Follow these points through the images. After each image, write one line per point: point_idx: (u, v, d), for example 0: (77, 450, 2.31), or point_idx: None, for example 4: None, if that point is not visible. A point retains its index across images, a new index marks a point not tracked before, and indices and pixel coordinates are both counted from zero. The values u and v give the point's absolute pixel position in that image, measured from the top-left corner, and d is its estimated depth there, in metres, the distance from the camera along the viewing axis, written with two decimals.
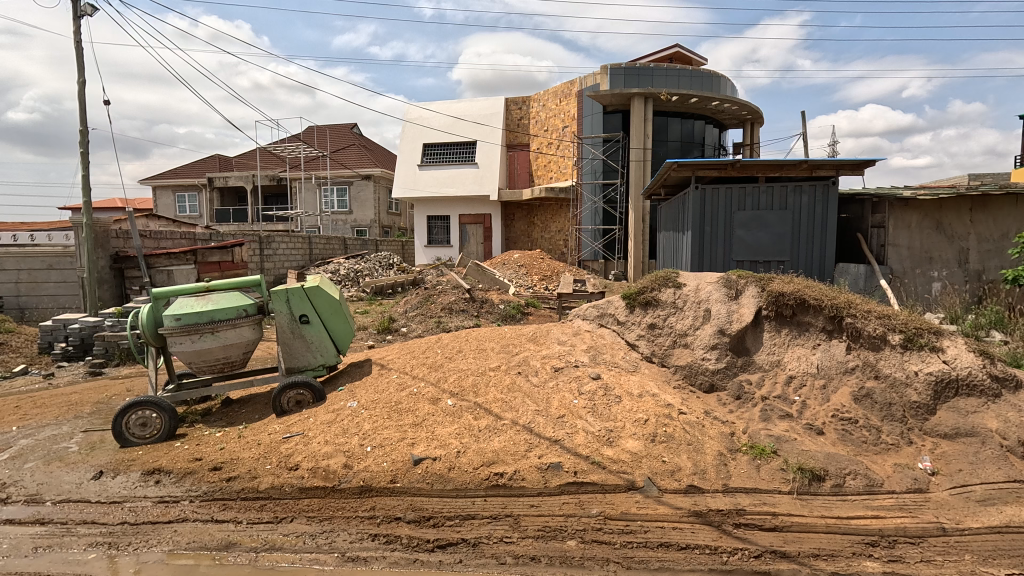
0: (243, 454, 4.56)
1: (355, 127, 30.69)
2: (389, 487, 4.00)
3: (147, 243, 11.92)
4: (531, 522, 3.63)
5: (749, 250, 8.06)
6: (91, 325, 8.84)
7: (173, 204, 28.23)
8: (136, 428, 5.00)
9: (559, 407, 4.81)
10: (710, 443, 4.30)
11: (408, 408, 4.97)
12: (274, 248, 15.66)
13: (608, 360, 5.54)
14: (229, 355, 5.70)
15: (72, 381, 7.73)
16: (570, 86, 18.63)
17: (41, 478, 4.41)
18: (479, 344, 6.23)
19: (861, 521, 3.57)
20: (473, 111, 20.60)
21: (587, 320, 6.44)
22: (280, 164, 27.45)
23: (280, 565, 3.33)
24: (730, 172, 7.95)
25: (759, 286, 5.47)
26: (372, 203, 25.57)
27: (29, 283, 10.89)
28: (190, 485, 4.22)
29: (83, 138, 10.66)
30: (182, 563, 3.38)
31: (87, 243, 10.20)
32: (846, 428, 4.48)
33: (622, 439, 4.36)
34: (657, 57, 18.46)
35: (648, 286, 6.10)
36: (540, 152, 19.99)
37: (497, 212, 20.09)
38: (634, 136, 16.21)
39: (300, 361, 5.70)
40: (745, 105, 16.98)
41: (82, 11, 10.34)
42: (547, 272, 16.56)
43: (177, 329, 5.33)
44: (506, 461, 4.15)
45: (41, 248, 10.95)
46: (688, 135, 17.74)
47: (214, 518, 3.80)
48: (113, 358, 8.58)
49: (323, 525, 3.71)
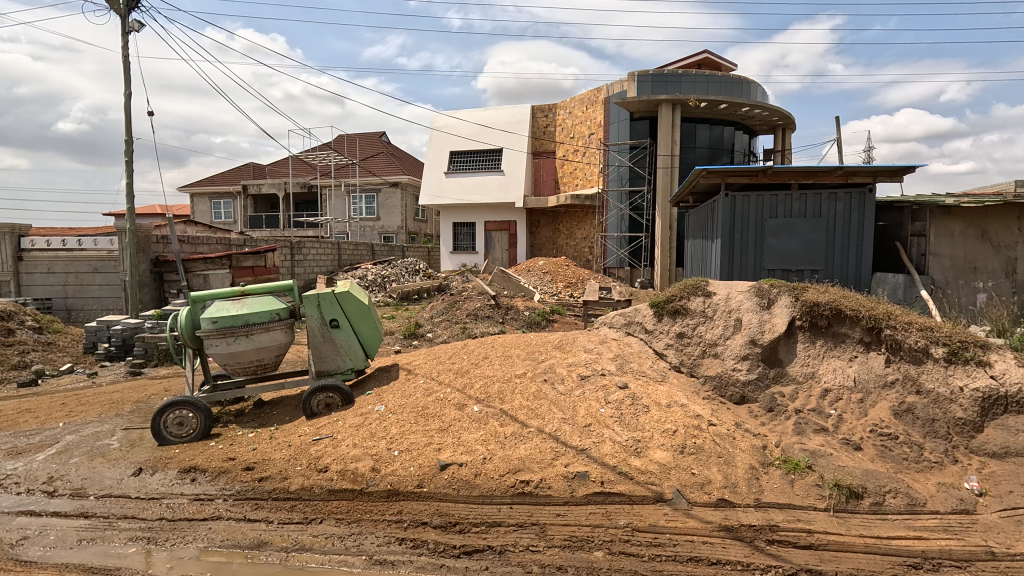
0: (274, 455, 4.67)
1: (383, 136, 31.29)
2: (416, 491, 4.03)
3: (185, 248, 12.36)
4: (557, 531, 3.60)
5: (780, 258, 7.88)
6: (132, 326, 9.19)
7: (209, 210, 29.25)
8: (174, 427, 5.17)
9: (586, 416, 4.76)
10: (742, 456, 4.21)
11: (434, 413, 5.01)
12: (305, 253, 16.05)
13: (635, 368, 5.47)
14: (261, 357, 5.84)
15: (114, 380, 8.07)
16: (597, 93, 18.62)
17: (85, 473, 4.60)
18: (505, 350, 6.25)
19: (903, 541, 3.43)
20: (500, 119, 20.80)
21: (614, 328, 6.40)
22: (310, 171, 28.10)
23: (310, 565, 3.38)
24: (761, 179, 7.78)
25: (792, 295, 5.36)
26: (399, 210, 26.01)
27: (75, 285, 11.43)
28: (224, 484, 4.34)
29: (128, 148, 11.18)
30: (214, 560, 3.47)
31: (129, 248, 10.65)
32: (885, 444, 4.32)
33: (650, 450, 4.29)
34: (685, 63, 18.33)
35: (677, 294, 6.02)
36: (565, 159, 20.02)
37: (522, 219, 20.16)
38: (662, 143, 16.07)
39: (330, 365, 5.81)
40: (777, 111, 16.67)
41: (131, 27, 10.84)
42: (572, 279, 16.49)
43: (213, 331, 5.49)
44: (532, 469, 4.13)
45: (87, 252, 11.49)
46: (717, 141, 17.48)
47: (247, 517, 3.90)
48: (152, 358, 8.91)
49: (351, 527, 3.75)
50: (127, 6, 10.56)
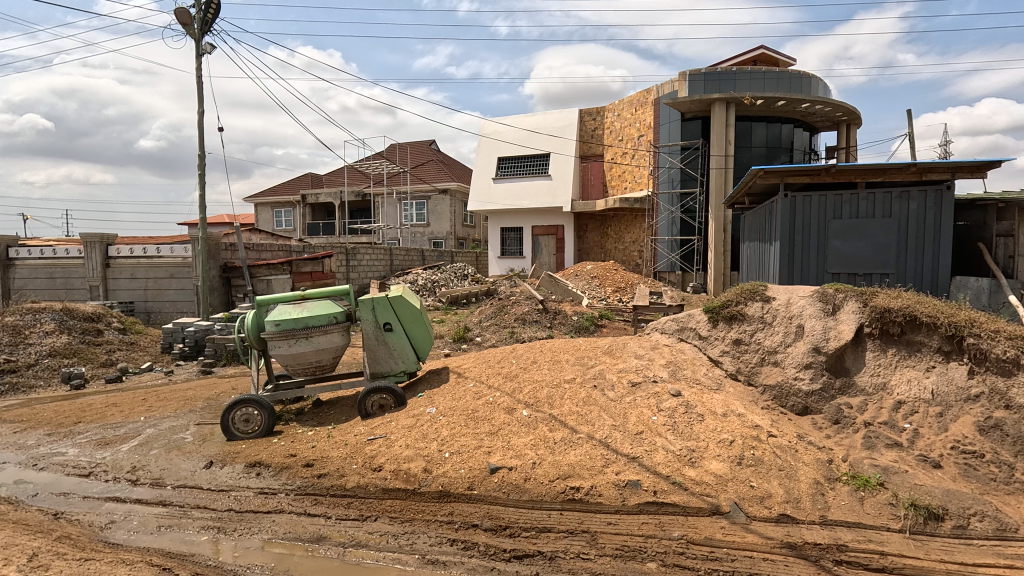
0: (332, 453, 4.86)
1: (433, 144, 32.04)
2: (467, 493, 4.08)
3: (250, 255, 13.12)
4: (609, 540, 3.54)
5: (846, 261, 7.44)
6: (203, 327, 9.84)
7: (271, 219, 30.89)
8: (241, 423, 5.48)
9: (637, 424, 4.66)
10: (805, 470, 3.99)
11: (484, 416, 5.06)
12: (359, 258, 16.65)
13: (689, 376, 5.31)
14: (320, 358, 6.10)
15: (188, 378, 8.65)
16: (647, 94, 18.31)
17: (163, 464, 4.96)
18: (554, 355, 6.22)
19: (992, 569, 3.14)
20: (547, 124, 20.83)
21: (666, 333, 6.24)
22: (364, 180, 29.16)
23: (365, 561, 3.48)
24: (824, 178, 7.39)
25: (860, 301, 5.05)
26: (448, 216, 26.53)
27: (154, 290, 12.36)
28: (286, 479, 4.55)
29: (201, 162, 12.00)
30: (277, 552, 3.64)
31: (201, 255, 11.42)
32: (969, 463, 3.98)
33: (705, 460, 4.15)
34: (740, 60, 17.72)
35: (733, 299, 5.80)
36: (614, 162, 19.78)
37: (569, 223, 20.07)
38: (715, 143, 15.59)
39: (384, 367, 5.98)
40: (840, 106, 15.80)
41: (204, 50, 11.66)
42: (621, 284, 16.23)
43: (277, 333, 5.78)
44: (582, 476, 4.09)
45: (164, 259, 12.40)
46: (775, 140, 16.75)
47: (307, 512, 4.07)
48: (221, 358, 9.50)
49: (404, 526, 3.85)
50: (201, 30, 11.37)
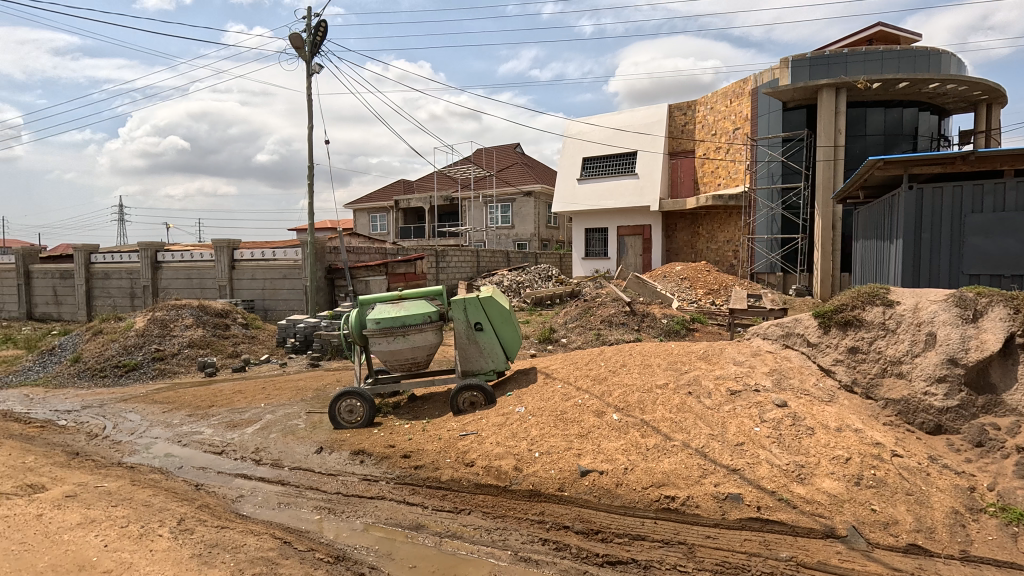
0: (427, 446, 5.09)
1: (518, 147, 32.50)
2: (557, 494, 4.09)
3: (351, 257, 14.12)
4: (708, 554, 3.38)
5: (988, 260, 6.49)
6: (311, 324, 10.75)
7: (368, 223, 33.00)
8: (346, 413, 5.91)
9: (737, 434, 4.40)
10: (940, 497, 3.54)
11: (573, 418, 5.04)
12: (448, 260, 17.29)
13: (796, 386, 4.92)
14: (415, 355, 6.41)
15: (299, 370, 9.49)
16: (744, 84, 17.23)
17: (281, 447, 5.48)
18: (644, 359, 6.05)
19: None
20: (634, 121, 20.30)
21: (769, 339, 5.83)
22: (452, 184, 30.24)
23: (460, 552, 3.61)
24: (960, 166, 6.50)
25: (1010, 306, 4.38)
26: (533, 218, 26.76)
27: (270, 289, 13.70)
28: (386, 468, 4.84)
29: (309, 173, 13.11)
30: (380, 535, 3.88)
31: (310, 258, 12.49)
32: None
33: (817, 478, 3.82)
34: (852, 41, 16.11)
35: (848, 303, 5.29)
36: (706, 157, 18.86)
37: (657, 223, 19.41)
38: (823, 133, 14.42)
39: (474, 365, 6.16)
40: (979, 83, 13.81)
41: (313, 70, 12.74)
42: (713, 286, 15.41)
43: (377, 331, 6.17)
44: (677, 485, 3.94)
45: (279, 261, 13.71)
46: (896, 125, 14.97)
47: (406, 500, 4.30)
48: (326, 353, 10.32)
49: (496, 521, 3.94)
50: (311, 52, 12.43)
